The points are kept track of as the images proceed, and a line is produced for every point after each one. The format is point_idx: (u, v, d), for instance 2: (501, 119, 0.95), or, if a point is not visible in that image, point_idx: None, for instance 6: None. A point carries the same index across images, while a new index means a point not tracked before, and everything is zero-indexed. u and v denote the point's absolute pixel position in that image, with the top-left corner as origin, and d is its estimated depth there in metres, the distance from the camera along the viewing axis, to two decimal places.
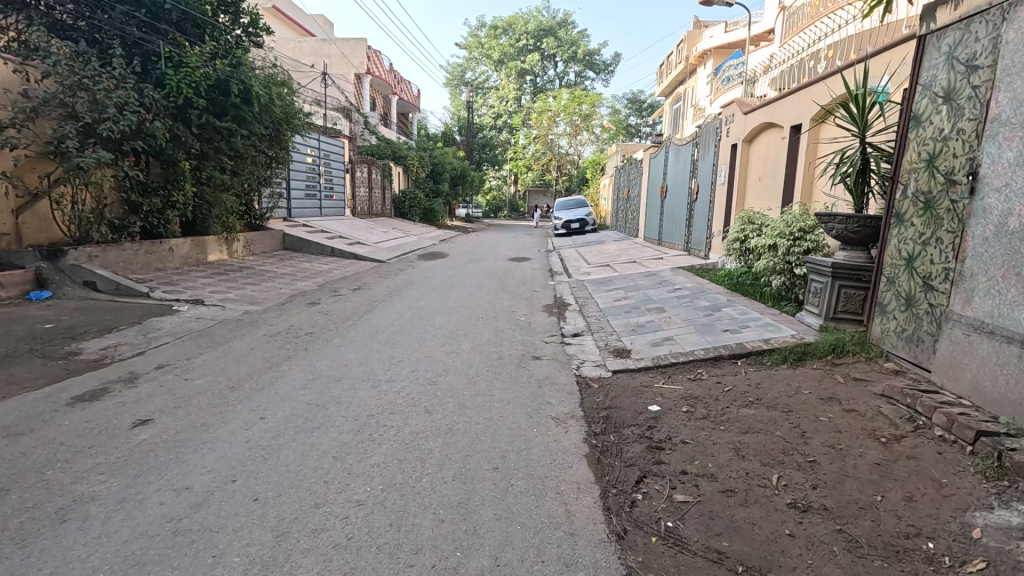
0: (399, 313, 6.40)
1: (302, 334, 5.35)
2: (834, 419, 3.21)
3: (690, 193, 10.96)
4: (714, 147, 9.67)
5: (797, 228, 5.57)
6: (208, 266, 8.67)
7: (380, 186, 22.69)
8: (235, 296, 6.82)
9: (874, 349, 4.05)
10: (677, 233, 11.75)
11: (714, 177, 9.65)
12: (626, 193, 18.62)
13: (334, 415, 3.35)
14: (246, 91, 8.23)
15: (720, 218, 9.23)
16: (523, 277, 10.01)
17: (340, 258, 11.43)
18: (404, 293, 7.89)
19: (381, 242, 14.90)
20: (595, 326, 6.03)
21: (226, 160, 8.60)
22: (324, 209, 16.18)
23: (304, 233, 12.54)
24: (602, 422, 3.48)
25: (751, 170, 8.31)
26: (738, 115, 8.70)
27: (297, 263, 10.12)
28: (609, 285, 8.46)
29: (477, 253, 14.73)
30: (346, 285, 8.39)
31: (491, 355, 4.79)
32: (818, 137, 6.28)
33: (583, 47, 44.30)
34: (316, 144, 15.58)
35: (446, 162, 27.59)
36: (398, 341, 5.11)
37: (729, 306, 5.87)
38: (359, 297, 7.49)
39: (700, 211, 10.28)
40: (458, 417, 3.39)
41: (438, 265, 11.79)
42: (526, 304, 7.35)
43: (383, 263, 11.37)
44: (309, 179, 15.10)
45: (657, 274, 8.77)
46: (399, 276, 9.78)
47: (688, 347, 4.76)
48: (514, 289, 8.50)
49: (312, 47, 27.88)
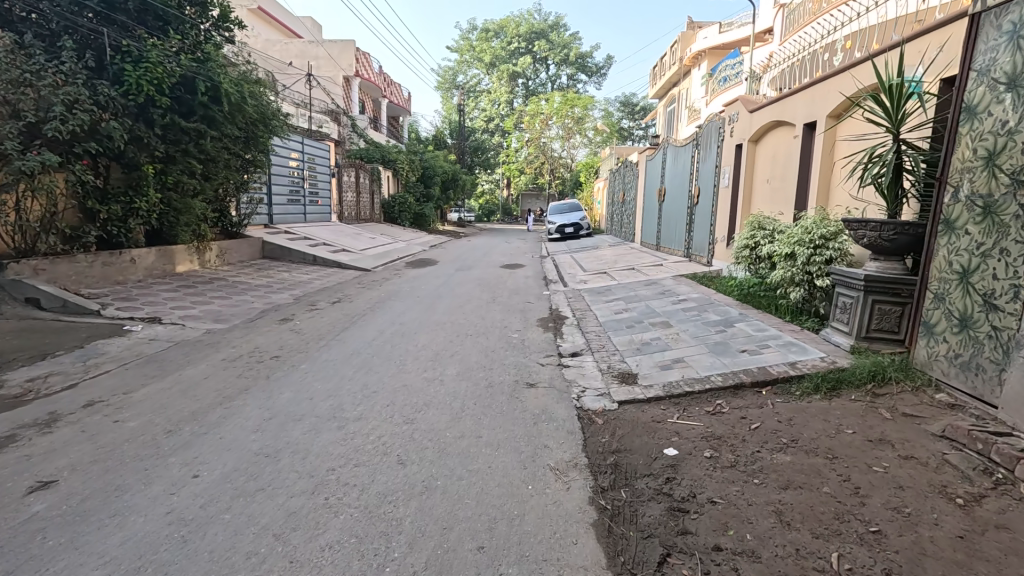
0: (380, 330, 5.81)
1: (268, 358, 4.75)
2: (891, 469, 2.66)
3: (690, 196, 10.45)
4: (716, 148, 9.16)
5: (819, 236, 5.05)
6: (175, 277, 8.05)
7: (369, 190, 22.08)
8: (199, 313, 6.19)
9: (920, 377, 3.51)
10: (677, 238, 11.25)
11: (716, 180, 9.14)
12: (622, 197, 18.11)
13: (285, 470, 2.75)
14: (214, 89, 7.64)
15: (724, 223, 8.72)
16: (516, 286, 9.44)
17: (322, 267, 10.80)
18: (388, 306, 7.29)
19: (368, 249, 14.28)
20: (595, 344, 5.48)
21: (196, 163, 7.99)
22: (309, 214, 15.53)
23: (285, 240, 11.90)
24: (610, 473, 2.90)
25: (758, 172, 7.82)
26: (743, 113, 8.20)
27: (274, 273, 9.50)
28: (607, 295, 7.89)
29: (468, 259, 14.17)
30: (325, 297, 7.78)
31: (479, 383, 4.21)
32: (837, 136, 5.77)
33: (575, 49, 43.91)
34: (300, 148, 14.97)
35: (437, 165, 26.99)
36: (375, 366, 4.52)
37: (743, 322, 5.32)
38: (338, 311, 6.90)
39: (702, 216, 9.78)
40: (437, 470, 2.81)
41: (427, 273, 11.20)
42: (519, 317, 6.77)
43: (368, 272, 10.77)
44: (292, 184, 14.45)
45: (658, 283, 8.23)
46: (384, 286, 9.18)
47: (703, 371, 4.20)
48: (507, 300, 7.93)
49: (299, 48, 27.25)
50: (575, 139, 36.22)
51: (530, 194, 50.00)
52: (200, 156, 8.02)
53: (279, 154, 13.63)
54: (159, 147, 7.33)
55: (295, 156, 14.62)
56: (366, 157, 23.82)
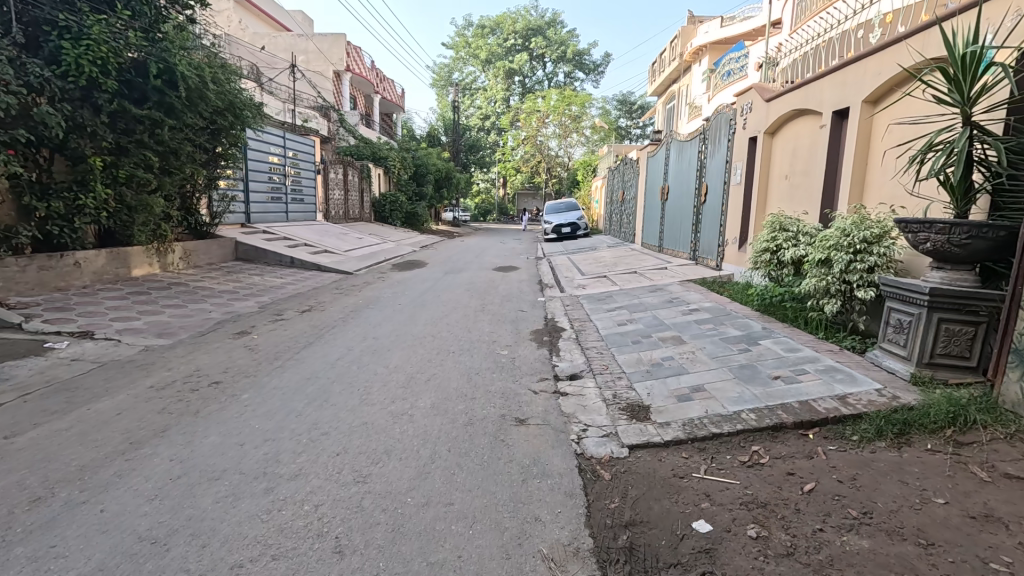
0: (349, 346, 5.06)
1: (206, 384, 3.96)
2: (1019, 569, 1.91)
3: (697, 194, 9.71)
4: (726, 142, 8.45)
5: (860, 239, 4.28)
6: (129, 283, 7.25)
7: (358, 189, 21.27)
8: (142, 326, 5.39)
9: (1013, 422, 2.78)
10: (682, 240, 10.51)
11: (726, 177, 8.43)
12: (621, 196, 17.32)
13: (173, 567, 1.97)
14: (168, 72, 6.88)
15: (736, 224, 8.00)
16: (509, 291, 8.69)
17: (300, 270, 10.00)
18: (364, 316, 6.51)
19: (353, 250, 13.48)
20: (597, 363, 4.73)
21: (152, 155, 7.23)
22: (291, 213, 14.70)
23: (261, 240, 11.09)
24: (624, 562, 2.13)
25: (775, 168, 7.11)
26: (757, 103, 7.47)
27: (245, 277, 8.70)
28: (609, 303, 7.14)
29: (459, 261, 13.42)
30: (295, 305, 6.99)
31: (457, 419, 3.44)
32: (875, 124, 5.06)
33: (573, 46, 43.12)
34: (282, 143, 14.17)
35: (431, 163, 26.18)
36: (332, 396, 3.75)
37: (770, 339, 4.57)
38: (305, 322, 6.12)
39: (710, 216, 9.06)
40: (386, 562, 2.05)
41: (414, 276, 10.43)
42: (510, 329, 6.01)
43: (349, 275, 10.00)
44: (273, 180, 13.63)
45: (664, 289, 7.49)
46: (364, 291, 8.41)
47: (731, 405, 3.44)
48: (498, 309, 7.18)
49: (288, 42, 26.40)
50: (572, 138, 35.46)
51: (526, 193, 49.24)
52: (157, 147, 7.26)
53: (257, 149, 12.82)
54: (107, 136, 6.56)
55: (276, 151, 13.80)
56: (356, 154, 23.01)
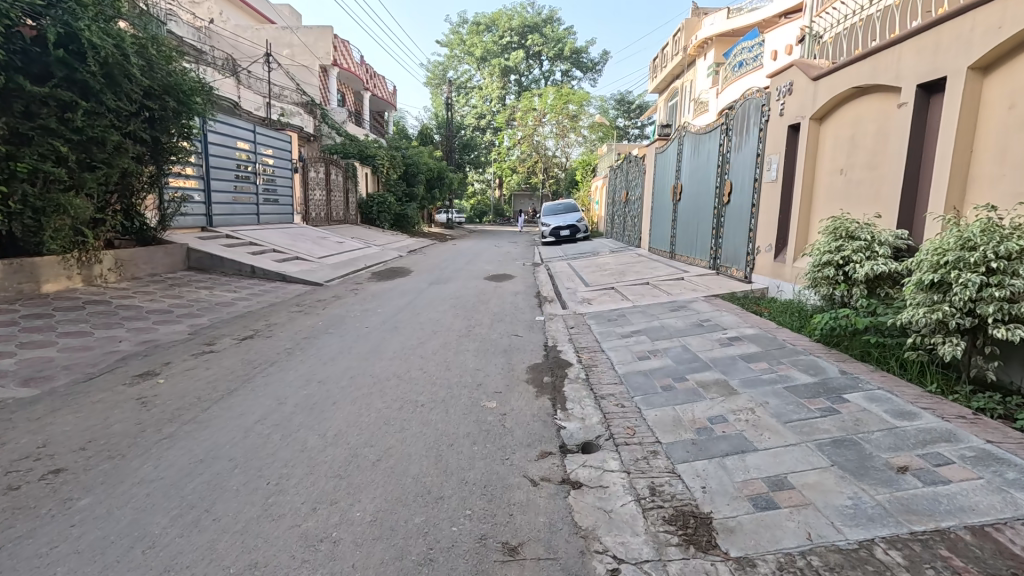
0: (281, 398, 3.74)
1: (39, 475, 2.63)
2: None
3: (719, 194, 8.46)
4: (757, 133, 7.19)
5: (997, 255, 3.01)
6: (33, 302, 5.89)
7: (344, 189, 19.96)
8: (9, 368, 4.04)
9: None
10: (700, 245, 9.25)
11: (756, 173, 7.19)
12: (625, 195, 16.11)
13: None
14: (74, 40, 5.60)
15: (770, 229, 6.76)
16: (502, 308, 7.39)
17: (261, 282, 8.68)
18: (317, 345, 5.19)
19: (328, 255, 12.14)
20: (618, 426, 3.44)
21: (64, 145, 5.90)
22: (263, 215, 13.34)
23: (220, 246, 9.73)
24: None
25: (824, 162, 5.87)
26: (800, 83, 6.19)
27: (190, 292, 7.36)
28: (622, 327, 5.83)
29: (447, 268, 12.12)
30: (236, 331, 5.65)
31: (408, 553, 2.13)
32: (987, 101, 3.81)
33: (570, 44, 41.91)
34: (251, 138, 12.83)
35: (422, 162, 24.70)
36: (220, 501, 2.42)
37: (861, 394, 3.28)
38: (239, 355, 4.79)
39: (735, 219, 7.82)
40: None
41: (394, 287, 9.12)
42: (501, 365, 4.70)
43: (318, 287, 8.68)
44: (240, 179, 12.27)
45: (689, 308, 6.22)
46: (330, 308, 7.11)
47: (846, 527, 2.14)
48: (486, 333, 5.86)
49: (271, 35, 25.02)
50: (569, 137, 34.23)
51: (523, 194, 48.01)
52: (69, 135, 5.93)
53: (220, 144, 11.46)
54: None
55: (244, 146, 12.44)
56: (341, 152, 21.64)
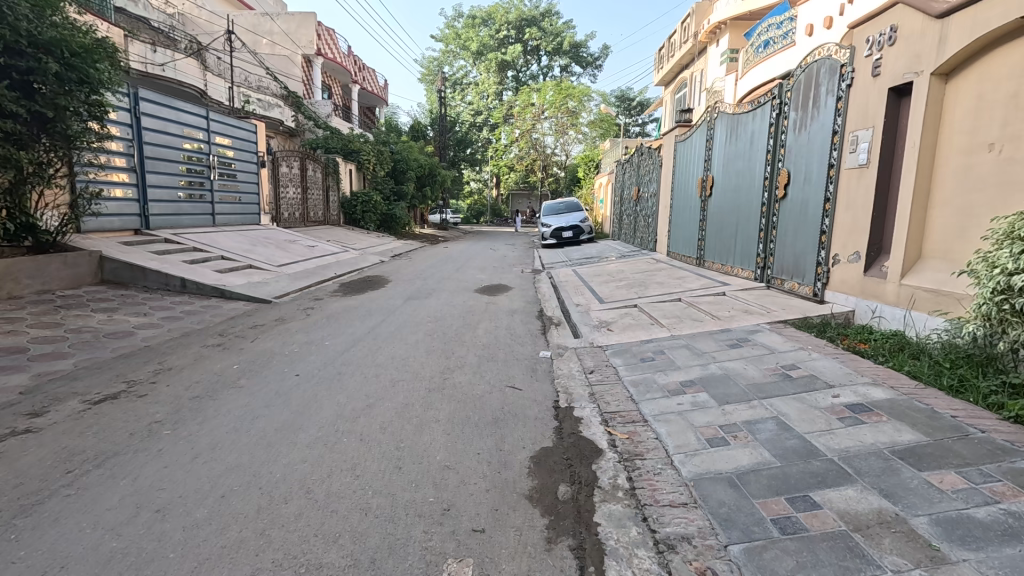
0: (54, 568, 1.92)
1: None
2: None
3: (770, 187, 6.69)
4: (834, 103, 5.41)
5: None
6: None
7: (325, 187, 18.15)
8: None
9: None
10: (742, 251, 7.47)
11: (832, 157, 5.42)
12: (635, 192, 14.40)
13: None
14: None
15: (857, 232, 5.01)
16: (494, 336, 5.58)
17: (190, 300, 6.85)
18: (207, 414, 3.37)
19: (292, 263, 10.31)
20: None
21: None
22: (219, 215, 11.51)
23: (148, 253, 7.91)
24: None
25: (954, 139, 4.11)
26: (909, 28, 4.42)
27: (80, 317, 5.54)
28: (666, 379, 4.02)
29: (433, 277, 10.32)
30: (98, 385, 3.83)
31: None
32: None
33: (570, 37, 40.17)
34: (205, 126, 10.97)
35: (411, 158, 22.83)
36: None
37: None
38: (66, 438, 2.97)
39: (797, 219, 6.06)
40: None
41: (361, 304, 7.30)
42: (487, 456, 2.91)
43: (262, 307, 6.86)
44: (190, 173, 10.43)
45: (757, 345, 4.41)
46: (263, 340, 5.29)
47: None
48: (469, 385, 4.05)
49: (249, 21, 23.10)
50: (569, 134, 32.47)
51: (522, 193, 45.99)
52: None
53: (163, 132, 9.61)
54: None
55: (194, 135, 10.58)
56: (323, 147, 19.81)
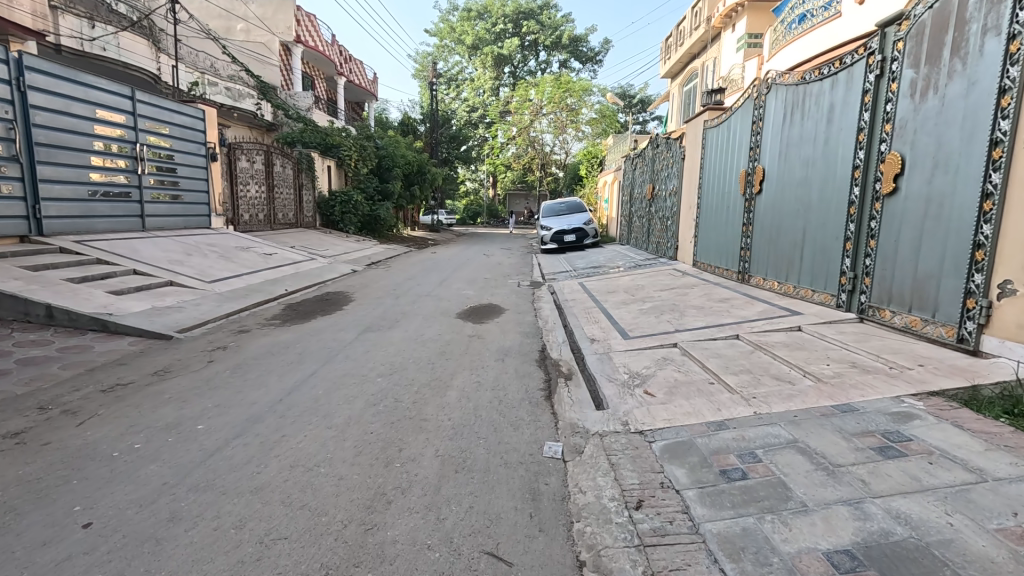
0: None
1: None
2: None
3: (866, 178, 4.78)
4: (1001, 46, 3.49)
5: None
6: None
7: (298, 185, 16.18)
8: None
9: None
10: (814, 265, 5.53)
11: (998, 128, 3.49)
12: (649, 189, 12.44)
13: None
14: None
15: None
16: (472, 406, 3.63)
17: (50, 338, 4.87)
18: None
19: (232, 276, 8.34)
20: None
21: None
22: (152, 218, 9.53)
23: (17, 269, 5.90)
24: None
25: None
26: None
27: None
28: (795, 545, 2.04)
29: (407, 294, 8.36)
30: None
31: None
32: None
33: (569, 32, 38.36)
34: (129, 107, 8.97)
35: (398, 154, 20.83)
36: None
37: None
38: None
39: (918, 226, 4.14)
40: None
41: (295, 341, 5.31)
42: None
43: (150, 349, 4.88)
44: (107, 165, 8.47)
45: (936, 454, 2.46)
46: (101, 419, 3.29)
47: None
48: (408, 555, 2.08)
49: (220, 3, 20.95)
50: (568, 132, 30.62)
51: (518, 194, 44.05)
52: None
53: (63, 111, 7.62)
54: None
55: (112, 119, 8.60)
56: (298, 141, 17.79)
